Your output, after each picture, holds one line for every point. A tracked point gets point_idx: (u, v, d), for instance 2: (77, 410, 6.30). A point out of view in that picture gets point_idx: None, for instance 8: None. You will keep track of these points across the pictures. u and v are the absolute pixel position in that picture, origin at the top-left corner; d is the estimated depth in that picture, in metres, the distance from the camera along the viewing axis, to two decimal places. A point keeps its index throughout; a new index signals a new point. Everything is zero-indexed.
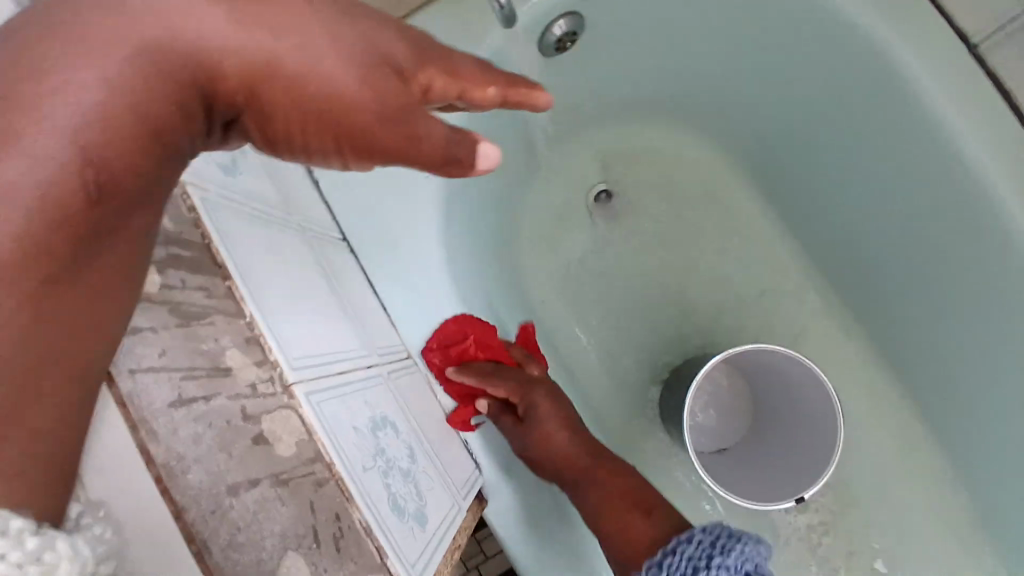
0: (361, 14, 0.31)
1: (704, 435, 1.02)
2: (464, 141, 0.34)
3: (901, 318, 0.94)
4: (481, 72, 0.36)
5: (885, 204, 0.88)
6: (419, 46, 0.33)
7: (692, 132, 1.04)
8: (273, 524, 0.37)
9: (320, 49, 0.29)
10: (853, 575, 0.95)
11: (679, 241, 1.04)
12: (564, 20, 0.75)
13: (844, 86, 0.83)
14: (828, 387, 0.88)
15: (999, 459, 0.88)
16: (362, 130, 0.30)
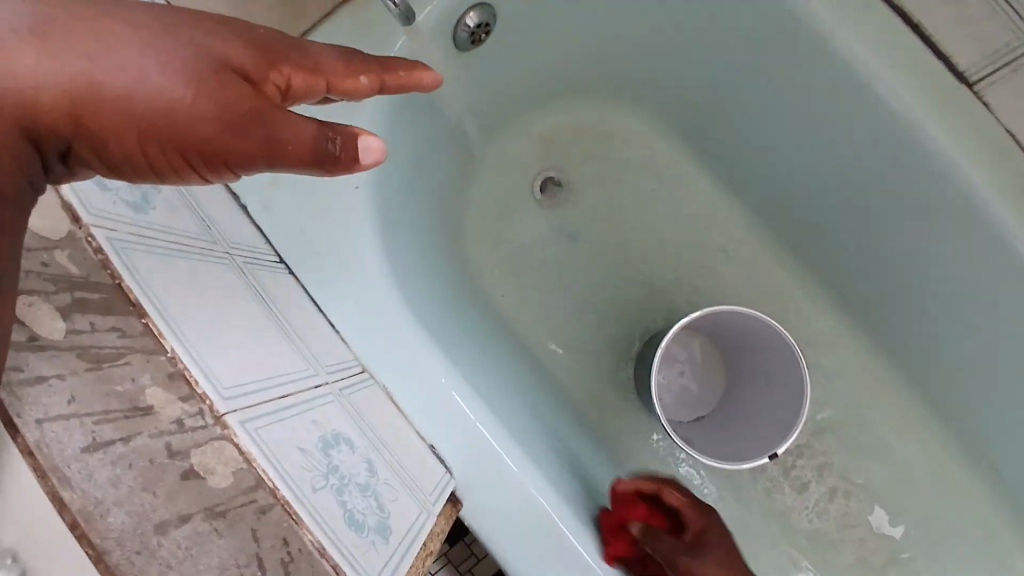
0: (197, 23, 0.32)
1: (680, 406, 1.02)
2: (339, 133, 0.34)
3: (848, 261, 0.96)
4: (347, 63, 0.38)
5: (815, 153, 0.90)
6: (275, 45, 0.35)
7: (621, 109, 1.05)
8: (210, 558, 0.36)
9: (148, 68, 0.29)
10: (840, 515, 0.98)
11: (627, 217, 1.04)
12: (474, 12, 0.75)
13: (757, 44, 0.84)
14: (790, 340, 0.90)
15: (957, 376, 0.92)
16: (221, 141, 0.30)
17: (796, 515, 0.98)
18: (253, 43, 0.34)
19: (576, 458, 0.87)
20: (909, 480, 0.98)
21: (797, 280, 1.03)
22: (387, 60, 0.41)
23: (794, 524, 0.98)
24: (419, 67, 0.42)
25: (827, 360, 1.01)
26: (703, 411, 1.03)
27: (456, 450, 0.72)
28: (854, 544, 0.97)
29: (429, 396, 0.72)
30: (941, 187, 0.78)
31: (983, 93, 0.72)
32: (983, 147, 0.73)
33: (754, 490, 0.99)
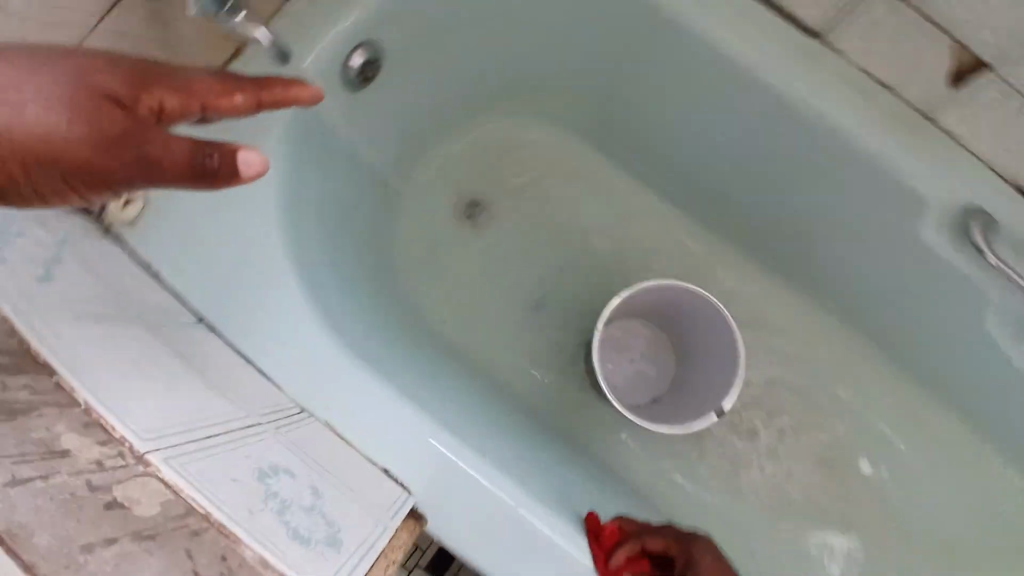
0: (77, 62, 0.39)
1: (636, 391, 1.06)
2: (215, 149, 0.37)
3: (757, 222, 1.03)
4: (222, 84, 0.42)
5: (705, 131, 0.96)
6: (153, 74, 0.40)
7: (530, 123, 1.09)
8: (141, 573, 0.37)
9: (33, 108, 0.37)
10: (793, 454, 1.05)
11: (550, 222, 1.09)
12: (359, 51, 0.79)
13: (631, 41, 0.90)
14: (711, 299, 0.96)
15: (869, 298, 1.01)
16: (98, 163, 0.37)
17: (753, 464, 1.04)
18: (131, 75, 0.39)
19: (541, 449, 0.90)
20: (845, 407, 1.07)
21: (715, 245, 1.10)
22: (265, 80, 0.44)
23: (753, 472, 1.04)
24: (301, 85, 0.45)
25: (754, 312, 1.09)
26: (658, 393, 1.07)
27: (412, 467, 0.71)
28: (808, 478, 1.05)
29: (370, 415, 0.72)
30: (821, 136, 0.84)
31: (838, 46, 0.80)
32: (846, 92, 0.81)
33: (714, 450, 1.05)
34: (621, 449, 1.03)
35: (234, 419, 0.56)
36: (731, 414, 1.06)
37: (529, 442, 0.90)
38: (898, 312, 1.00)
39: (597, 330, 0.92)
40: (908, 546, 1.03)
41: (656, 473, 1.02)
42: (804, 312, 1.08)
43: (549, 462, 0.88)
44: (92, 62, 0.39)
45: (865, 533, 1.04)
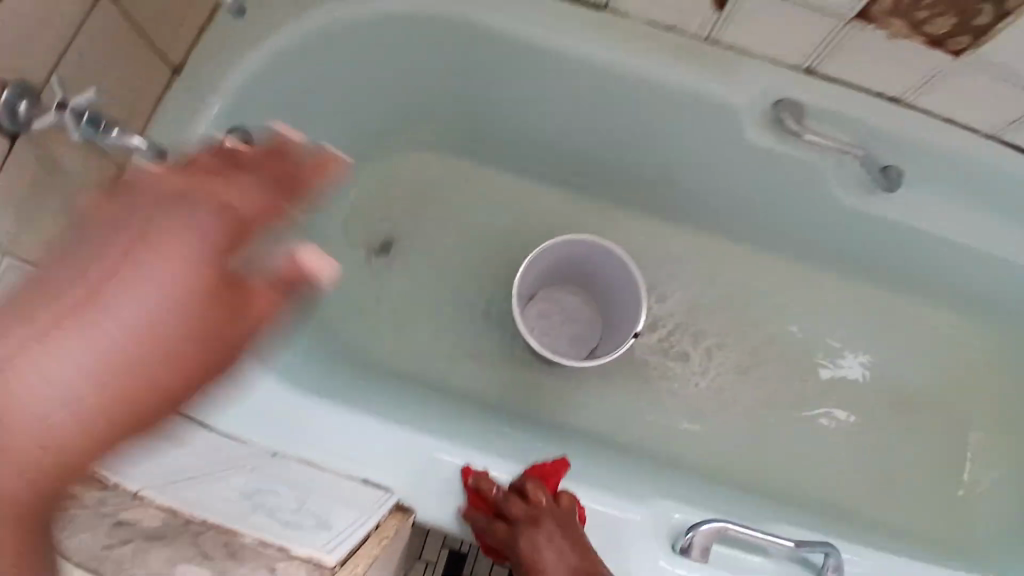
0: (145, 254, 0.38)
1: (571, 346, 1.14)
2: (296, 281, 0.40)
3: (627, 177, 1.14)
4: (269, 201, 0.43)
5: (547, 115, 1.07)
6: (223, 234, 0.40)
7: (410, 157, 1.17)
8: (153, 561, 0.48)
9: (140, 316, 0.37)
10: (727, 360, 1.17)
11: (453, 238, 1.18)
12: (232, 136, 0.88)
13: (452, 61, 1.02)
14: (604, 243, 1.05)
15: (742, 208, 1.13)
16: (217, 345, 0.39)
17: (691, 383, 1.15)
18: (209, 249, 0.39)
19: (500, 432, 0.97)
20: (752, 305, 1.20)
21: (604, 207, 1.20)
22: (290, 172, 0.46)
23: (697, 390, 1.15)
24: (320, 159, 0.47)
25: (651, 253, 1.20)
26: (592, 342, 1.14)
27: (389, 475, 0.78)
28: (744, 376, 1.16)
29: (342, 439, 0.78)
30: (631, 85, 0.98)
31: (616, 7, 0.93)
32: (635, 42, 0.94)
33: (659, 382, 1.15)
34: (578, 411, 1.11)
35: (215, 470, 0.66)
36: (661, 342, 1.17)
37: (488, 429, 0.97)
38: (765, 213, 1.13)
39: (515, 285, 1.00)
40: (851, 400, 1.17)
41: (616, 420, 1.12)
42: (693, 239, 1.21)
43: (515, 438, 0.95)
44: (156, 242, 0.38)
45: (808, 404, 1.16)
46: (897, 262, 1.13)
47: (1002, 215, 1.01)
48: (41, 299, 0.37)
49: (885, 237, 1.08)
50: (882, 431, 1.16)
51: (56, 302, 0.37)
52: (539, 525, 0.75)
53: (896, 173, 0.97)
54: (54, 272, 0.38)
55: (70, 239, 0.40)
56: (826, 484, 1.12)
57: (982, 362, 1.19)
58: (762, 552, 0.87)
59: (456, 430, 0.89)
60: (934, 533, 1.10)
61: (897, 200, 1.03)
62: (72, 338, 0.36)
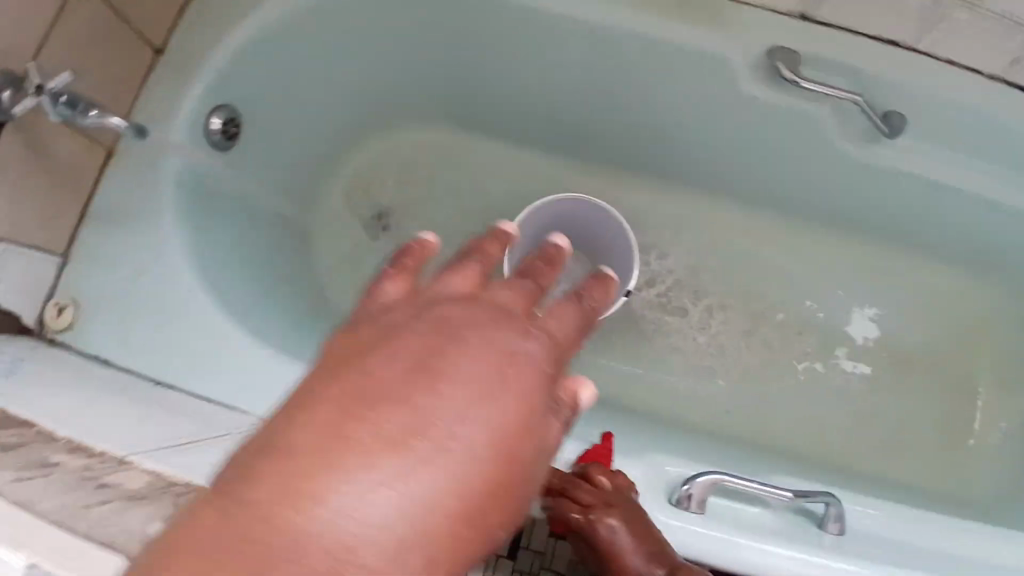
0: (480, 354, 0.38)
1: None
2: (571, 405, 0.43)
3: (622, 138, 1.12)
4: (569, 341, 0.45)
5: (539, 78, 1.05)
6: (541, 365, 0.40)
7: (404, 130, 1.15)
8: (134, 518, 0.50)
9: (481, 440, 0.36)
10: (727, 318, 1.15)
11: (452, 208, 1.15)
12: (218, 113, 0.88)
13: (442, 28, 1.00)
14: (598, 203, 1.02)
15: (741, 165, 1.10)
16: (527, 477, 0.38)
17: (689, 340, 1.14)
18: (532, 378, 0.39)
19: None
20: (752, 259, 1.18)
21: (599, 171, 1.18)
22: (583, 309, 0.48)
23: (695, 346, 1.14)
24: (593, 297, 0.49)
25: (648, 211, 1.18)
26: None
27: None
28: (743, 333, 1.15)
29: None
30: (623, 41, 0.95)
31: None
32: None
33: (659, 342, 1.14)
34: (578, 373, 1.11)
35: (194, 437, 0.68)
36: (659, 298, 1.15)
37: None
38: (764, 169, 1.10)
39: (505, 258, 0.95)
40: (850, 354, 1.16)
41: (618, 382, 1.11)
42: (693, 198, 1.18)
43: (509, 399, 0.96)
44: (487, 368, 0.38)
45: (807, 360, 1.15)
46: (900, 214, 1.10)
47: (1008, 163, 0.99)
48: (365, 413, 0.35)
49: (892, 186, 1.05)
50: (885, 384, 1.15)
51: (395, 433, 0.34)
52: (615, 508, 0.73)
53: (900, 118, 0.95)
54: (385, 405, 0.35)
55: (378, 365, 0.37)
56: (830, 439, 1.12)
57: (982, 312, 1.18)
58: (760, 503, 0.88)
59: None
60: (936, 484, 1.11)
61: (900, 149, 0.99)
62: (407, 460, 0.34)
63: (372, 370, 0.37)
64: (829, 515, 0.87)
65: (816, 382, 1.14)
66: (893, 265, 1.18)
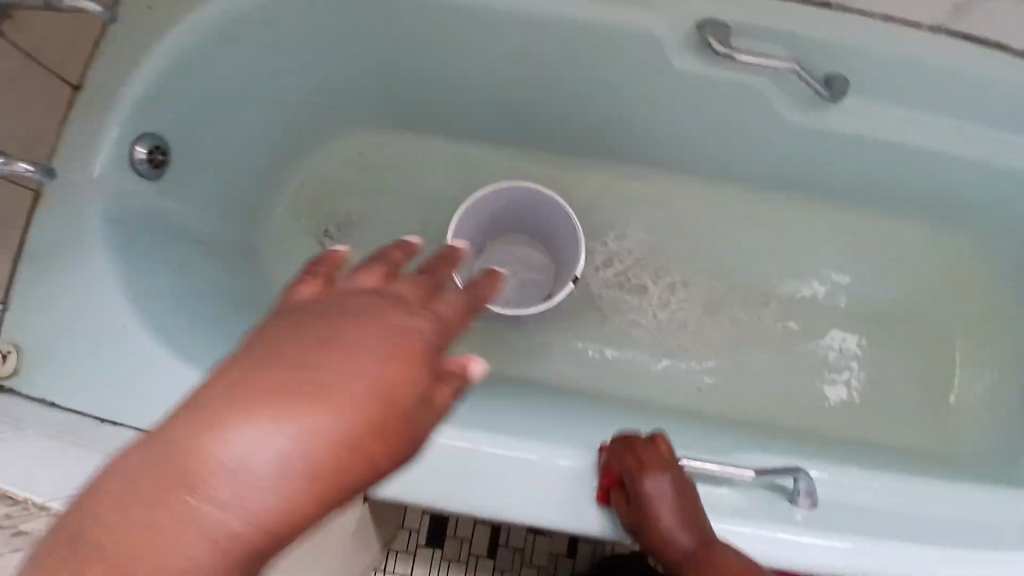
0: (363, 324, 0.40)
1: (526, 296, 1.11)
2: (458, 376, 0.42)
3: (562, 123, 1.10)
4: (461, 317, 0.45)
5: (470, 71, 1.03)
6: (419, 340, 0.41)
7: (343, 137, 1.14)
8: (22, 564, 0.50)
9: (355, 396, 0.37)
10: (689, 294, 1.14)
11: (400, 209, 1.14)
12: (142, 142, 0.87)
13: (364, 31, 0.98)
14: (534, 186, 1.01)
15: (685, 138, 1.08)
16: (401, 436, 0.39)
17: (650, 317, 1.12)
18: (408, 351, 0.40)
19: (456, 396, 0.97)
20: (708, 230, 1.16)
21: (545, 157, 1.16)
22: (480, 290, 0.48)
23: (656, 323, 1.12)
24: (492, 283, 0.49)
25: (598, 192, 1.16)
26: (546, 287, 1.11)
27: None
28: (705, 308, 1.13)
29: None
30: (546, 25, 0.92)
31: None
32: None
33: (622, 325, 1.12)
34: (542, 363, 1.10)
35: None
36: (616, 277, 1.14)
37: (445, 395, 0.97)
38: (708, 139, 1.07)
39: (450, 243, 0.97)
40: (816, 319, 1.14)
41: (584, 369, 1.10)
42: (642, 175, 1.16)
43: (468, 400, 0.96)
44: (369, 337, 0.39)
45: (773, 328, 1.14)
46: (853, 172, 1.08)
47: (955, 112, 0.96)
48: (249, 375, 0.37)
49: (840, 144, 1.02)
50: (853, 345, 1.14)
51: (277, 389, 0.36)
52: (677, 471, 0.76)
53: (843, 81, 0.92)
54: (271, 368, 0.37)
55: (275, 336, 0.40)
56: (800, 407, 1.11)
57: (947, 263, 1.16)
58: (727, 484, 0.86)
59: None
60: (909, 441, 1.10)
61: (842, 106, 0.97)
62: (282, 415, 0.35)
63: (265, 341, 0.40)
64: (799, 488, 0.86)
65: (783, 349, 1.13)
66: (853, 222, 1.16)
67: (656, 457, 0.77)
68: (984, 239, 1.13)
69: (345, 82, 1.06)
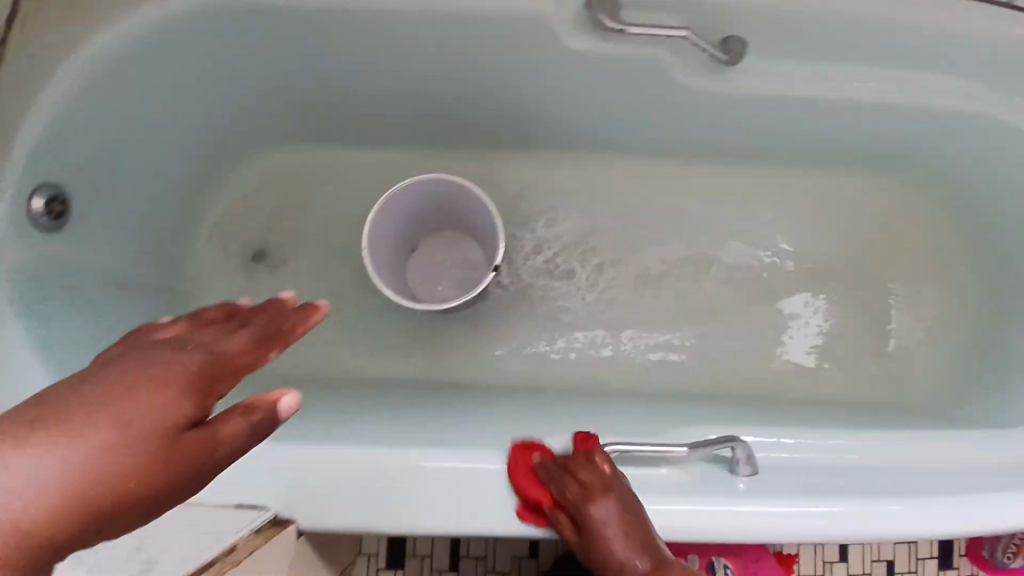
0: (156, 351, 0.42)
1: (460, 287, 1.10)
2: (256, 408, 0.42)
3: (474, 119, 1.08)
4: (259, 349, 0.46)
5: (372, 77, 1.01)
6: (199, 372, 0.41)
7: (256, 157, 1.13)
8: None
9: (135, 407, 0.38)
10: (621, 273, 1.14)
11: (322, 224, 1.14)
12: (39, 191, 0.83)
13: (258, 50, 0.95)
14: (444, 176, 0.98)
15: (596, 119, 1.07)
16: (186, 452, 0.39)
17: (579, 300, 1.13)
18: (187, 381, 0.40)
19: (394, 407, 0.97)
20: (632, 206, 1.16)
21: (463, 154, 1.15)
22: (286, 324, 0.49)
23: (586, 305, 1.13)
24: (310, 311, 0.50)
25: (518, 180, 1.16)
26: (479, 276, 1.10)
27: (260, 493, 0.75)
28: (638, 286, 1.14)
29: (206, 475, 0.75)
30: (439, 24, 0.90)
31: None
32: None
33: (557, 312, 1.12)
34: (481, 360, 1.10)
35: None
36: (546, 264, 1.14)
37: (383, 409, 0.97)
38: (621, 118, 1.06)
39: (366, 249, 0.95)
40: (749, 283, 1.15)
41: (522, 360, 1.11)
42: (561, 159, 1.15)
43: (401, 410, 0.96)
44: (160, 358, 0.41)
45: (708, 298, 1.14)
46: (766, 131, 1.07)
47: (857, 61, 0.96)
48: (41, 394, 0.38)
49: (751, 108, 1.01)
50: (788, 300, 1.15)
51: (60, 399, 0.37)
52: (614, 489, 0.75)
53: (739, 41, 0.91)
54: (33, 407, 0.37)
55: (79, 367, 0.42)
56: (741, 370, 1.12)
57: (867, 211, 1.18)
58: (663, 463, 0.86)
59: (338, 421, 0.90)
60: (851, 387, 1.13)
61: (746, 69, 0.96)
62: (56, 419, 0.36)
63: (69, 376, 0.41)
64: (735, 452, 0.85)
65: (719, 314, 1.14)
66: (772, 179, 1.17)
67: (595, 481, 0.76)
68: (895, 177, 1.16)
69: (246, 103, 1.04)
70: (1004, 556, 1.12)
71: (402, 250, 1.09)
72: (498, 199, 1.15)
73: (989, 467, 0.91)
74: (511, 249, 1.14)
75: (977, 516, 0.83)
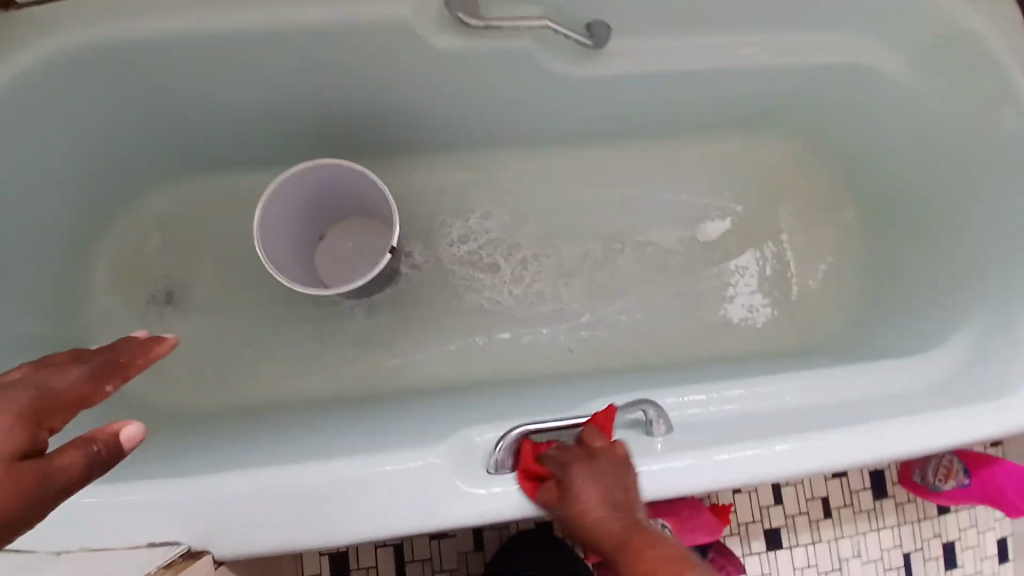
0: None
1: (365, 268, 1.09)
2: (95, 440, 0.43)
3: (373, 130, 1.09)
4: (95, 379, 0.47)
5: (259, 103, 1.01)
6: (25, 409, 0.44)
7: (158, 197, 1.11)
8: None
9: None
10: (539, 260, 1.16)
11: (235, 255, 1.13)
12: None
13: (133, 89, 0.93)
14: (318, 162, 0.98)
15: (492, 116, 1.09)
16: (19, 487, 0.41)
17: (506, 295, 1.14)
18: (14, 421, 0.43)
19: (323, 424, 0.96)
20: (544, 192, 1.18)
21: (369, 165, 1.16)
22: (126, 355, 0.49)
23: (515, 299, 1.14)
24: (157, 342, 0.50)
25: (427, 185, 1.17)
26: (379, 250, 1.10)
27: (176, 527, 0.74)
28: (557, 271, 1.16)
29: (115, 521, 0.73)
30: (315, 42, 0.90)
31: None
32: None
33: (480, 305, 1.14)
34: (410, 365, 1.11)
35: None
36: (470, 256, 1.15)
37: (309, 425, 0.97)
38: (516, 111, 1.09)
39: (259, 248, 0.94)
40: (662, 252, 1.19)
41: (452, 359, 1.11)
42: (467, 159, 1.17)
43: (329, 425, 0.95)
44: None
45: (626, 271, 1.17)
46: (656, 107, 1.12)
47: (725, 28, 1.01)
48: None
49: (635, 86, 1.05)
50: (701, 261, 1.19)
51: None
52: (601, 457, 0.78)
53: (601, 26, 0.94)
54: None
55: None
56: (664, 336, 1.15)
57: (765, 168, 1.23)
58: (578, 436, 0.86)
59: (263, 445, 0.89)
60: (770, 336, 1.18)
61: (621, 50, 1.00)
62: None
63: None
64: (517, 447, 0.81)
65: (638, 286, 1.17)
66: (673, 151, 1.21)
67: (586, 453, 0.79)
68: (791, 135, 1.22)
69: (134, 144, 1.02)
70: (935, 480, 1.19)
71: (304, 250, 1.09)
72: (409, 206, 1.16)
73: (907, 390, 0.93)
74: (427, 253, 1.15)
75: (910, 431, 0.86)
